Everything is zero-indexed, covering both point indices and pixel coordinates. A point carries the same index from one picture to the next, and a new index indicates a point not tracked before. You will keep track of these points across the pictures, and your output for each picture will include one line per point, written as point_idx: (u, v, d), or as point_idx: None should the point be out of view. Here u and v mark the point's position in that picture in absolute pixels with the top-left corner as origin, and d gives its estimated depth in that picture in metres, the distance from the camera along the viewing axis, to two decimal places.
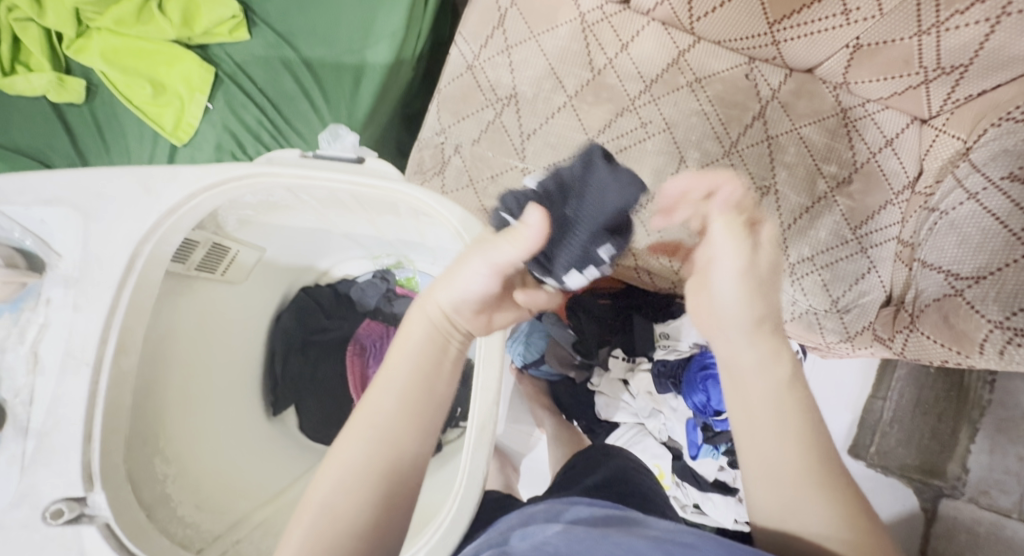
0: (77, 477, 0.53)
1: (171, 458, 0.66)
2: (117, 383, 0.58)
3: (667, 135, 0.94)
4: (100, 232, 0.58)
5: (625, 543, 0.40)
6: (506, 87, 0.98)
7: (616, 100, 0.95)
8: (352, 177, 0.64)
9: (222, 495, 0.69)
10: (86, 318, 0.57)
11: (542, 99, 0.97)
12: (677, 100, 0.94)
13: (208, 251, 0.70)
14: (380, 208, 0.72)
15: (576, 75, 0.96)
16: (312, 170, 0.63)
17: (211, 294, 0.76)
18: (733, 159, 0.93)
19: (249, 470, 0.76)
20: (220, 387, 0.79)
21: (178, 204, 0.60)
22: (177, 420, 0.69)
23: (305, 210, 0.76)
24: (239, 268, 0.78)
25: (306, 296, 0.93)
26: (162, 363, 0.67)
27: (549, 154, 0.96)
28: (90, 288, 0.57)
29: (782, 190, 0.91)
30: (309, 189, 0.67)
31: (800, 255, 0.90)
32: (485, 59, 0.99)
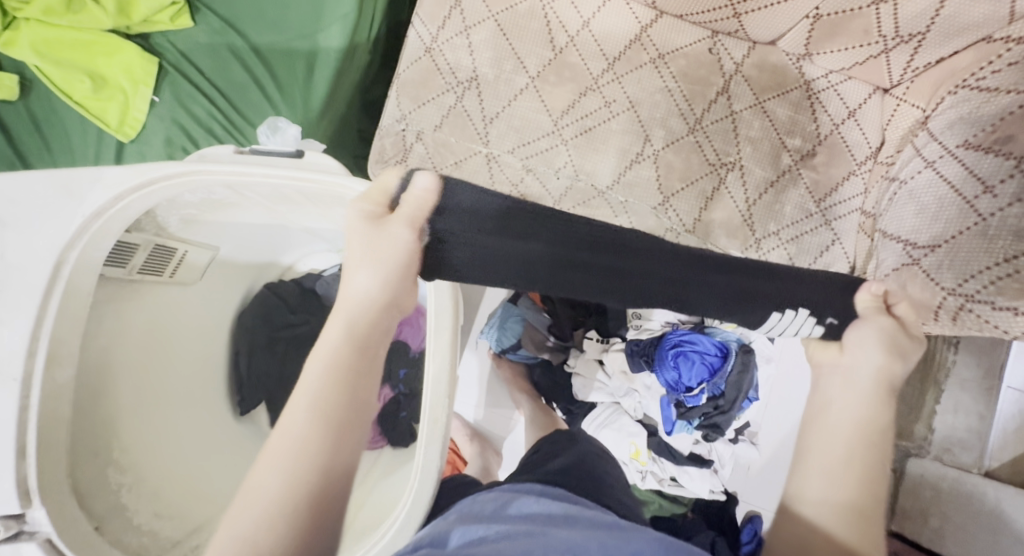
0: (13, 495, 0.52)
1: (124, 463, 0.66)
2: (52, 397, 0.56)
3: (631, 113, 0.93)
4: (10, 236, 0.56)
5: (557, 540, 0.42)
6: (466, 70, 0.95)
7: (579, 79, 0.93)
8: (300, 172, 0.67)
9: (181, 499, 0.71)
10: (9, 332, 0.54)
11: (504, 81, 0.95)
12: (641, 77, 0.93)
13: (151, 254, 0.68)
14: (328, 204, 0.75)
15: (538, 55, 0.94)
16: (248, 166, 0.65)
17: (161, 297, 0.74)
18: (698, 136, 0.92)
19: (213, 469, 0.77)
20: (179, 387, 0.78)
21: (104, 207, 0.58)
22: (129, 424, 0.69)
23: (254, 208, 0.75)
24: (190, 269, 0.76)
25: (266, 293, 0.91)
26: (111, 368, 0.67)
27: (513, 138, 0.95)
28: (10, 299, 0.55)
29: (747, 166, 0.91)
30: (254, 188, 0.68)
31: (765, 231, 0.91)
32: (444, 40, 0.96)
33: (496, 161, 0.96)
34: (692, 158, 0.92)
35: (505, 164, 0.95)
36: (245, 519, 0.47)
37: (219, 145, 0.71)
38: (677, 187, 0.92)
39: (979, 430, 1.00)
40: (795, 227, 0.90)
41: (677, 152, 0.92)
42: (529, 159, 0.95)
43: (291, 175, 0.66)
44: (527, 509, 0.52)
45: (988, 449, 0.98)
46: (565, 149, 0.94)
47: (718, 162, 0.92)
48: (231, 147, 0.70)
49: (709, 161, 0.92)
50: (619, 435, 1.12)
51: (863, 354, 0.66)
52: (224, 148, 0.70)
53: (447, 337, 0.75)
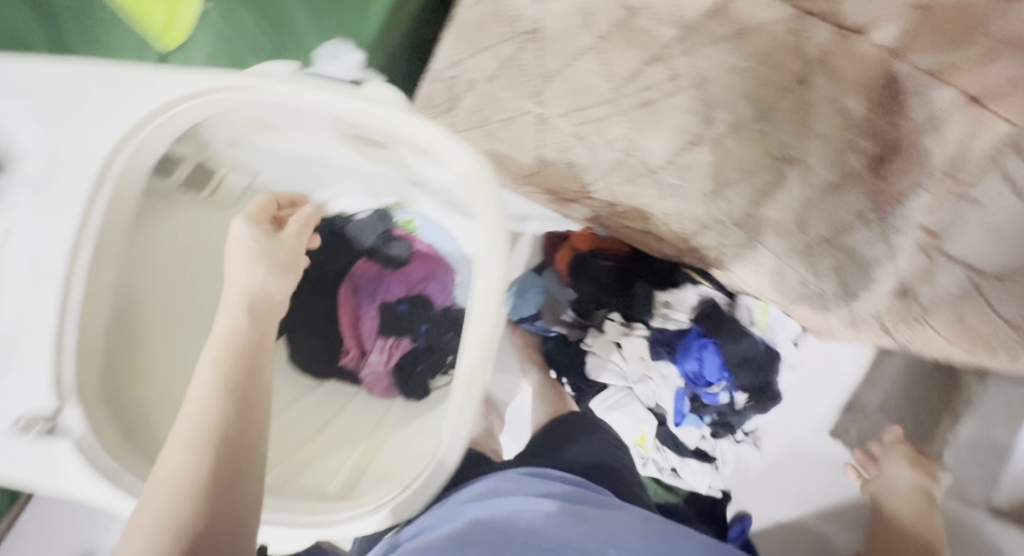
0: (48, 392, 0.55)
1: (143, 367, 0.69)
2: (94, 298, 0.60)
3: (698, 91, 0.85)
4: (67, 153, 0.59)
5: (614, 537, 0.62)
6: (528, 21, 0.89)
7: (648, 45, 0.85)
8: (356, 102, 0.64)
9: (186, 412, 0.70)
10: (55, 234, 0.57)
11: (567, 37, 0.87)
12: (713, 53, 0.83)
13: (192, 168, 0.73)
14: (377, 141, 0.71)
15: (608, 12, 0.85)
16: (299, 90, 0.64)
17: (196, 216, 0.77)
18: (763, 126, 0.85)
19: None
20: (203, 300, 0.78)
21: (154, 113, 0.61)
22: (143, 332, 0.70)
23: (300, 137, 0.75)
24: (230, 191, 0.80)
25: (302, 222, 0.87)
26: (140, 270, 0.69)
27: (568, 100, 0.90)
28: (58, 204, 0.58)
29: (810, 162, 0.83)
30: (306, 114, 0.67)
31: (818, 234, 0.89)
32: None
33: (547, 124, 0.92)
34: (752, 147, 0.86)
35: (554, 129, 0.91)
36: (160, 497, 0.47)
37: (278, 62, 0.69)
38: (733, 176, 0.88)
39: (990, 463, 1.00)
40: (847, 234, 0.86)
41: (738, 140, 0.86)
42: (582, 126, 0.90)
43: (344, 101, 0.64)
44: (554, 488, 0.72)
45: (1001, 486, 0.99)
46: (620, 120, 0.89)
47: (780, 156, 0.84)
48: (290, 67, 0.68)
49: (772, 155, 0.85)
50: (628, 420, 1.09)
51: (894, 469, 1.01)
52: (285, 66, 0.69)
53: (494, 298, 0.64)
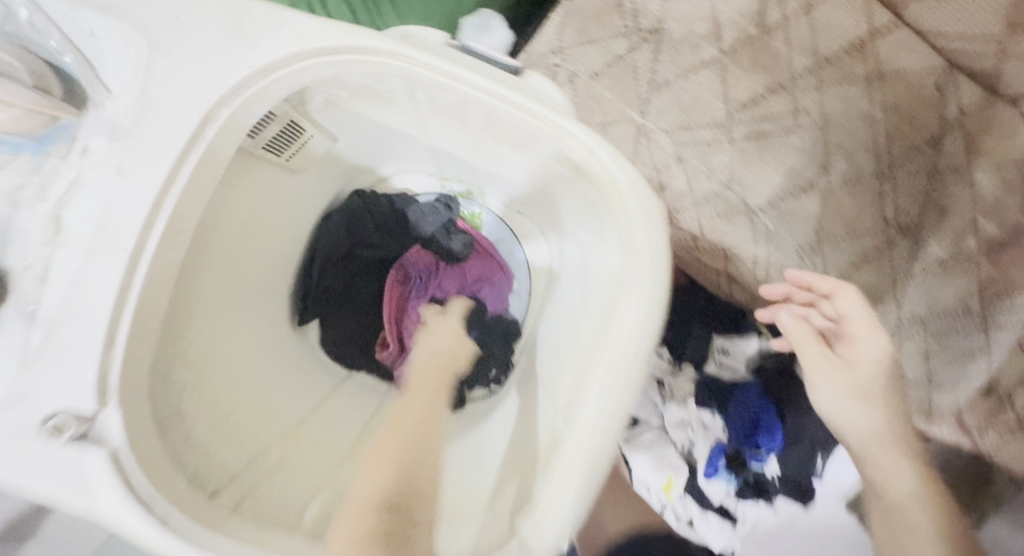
0: (91, 386, 0.35)
1: (184, 390, 0.45)
2: (160, 279, 0.39)
3: (819, 132, 0.78)
4: (170, 78, 0.40)
5: None
6: (651, 18, 0.79)
7: (775, 72, 0.78)
8: (510, 91, 0.44)
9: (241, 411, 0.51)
10: (134, 188, 0.38)
11: (689, 45, 0.78)
12: (847, 94, 0.78)
13: (282, 131, 0.50)
14: (518, 121, 0.46)
15: (738, 26, 0.77)
16: (461, 71, 0.44)
17: (269, 182, 0.54)
18: (883, 183, 0.79)
19: (277, 397, 0.57)
20: (274, 280, 0.62)
21: (274, 65, 0.42)
22: (213, 310, 0.50)
23: (406, 110, 0.54)
24: (309, 158, 0.57)
25: (362, 198, 0.72)
26: (227, 240, 0.51)
27: (675, 115, 0.79)
28: (150, 148, 0.39)
29: (924, 238, 0.80)
30: (428, 94, 0.48)
31: (912, 312, 0.80)
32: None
33: (647, 137, 0.79)
34: (866, 206, 0.79)
35: (655, 144, 0.79)
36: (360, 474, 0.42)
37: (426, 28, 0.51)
38: (837, 233, 0.80)
39: None
40: (945, 317, 0.79)
41: (852, 194, 0.79)
42: (684, 147, 0.79)
43: (501, 92, 0.44)
44: None
45: None
46: (728, 147, 0.79)
47: (893, 222, 0.79)
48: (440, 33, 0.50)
49: (883, 218, 0.79)
50: (655, 462, 0.93)
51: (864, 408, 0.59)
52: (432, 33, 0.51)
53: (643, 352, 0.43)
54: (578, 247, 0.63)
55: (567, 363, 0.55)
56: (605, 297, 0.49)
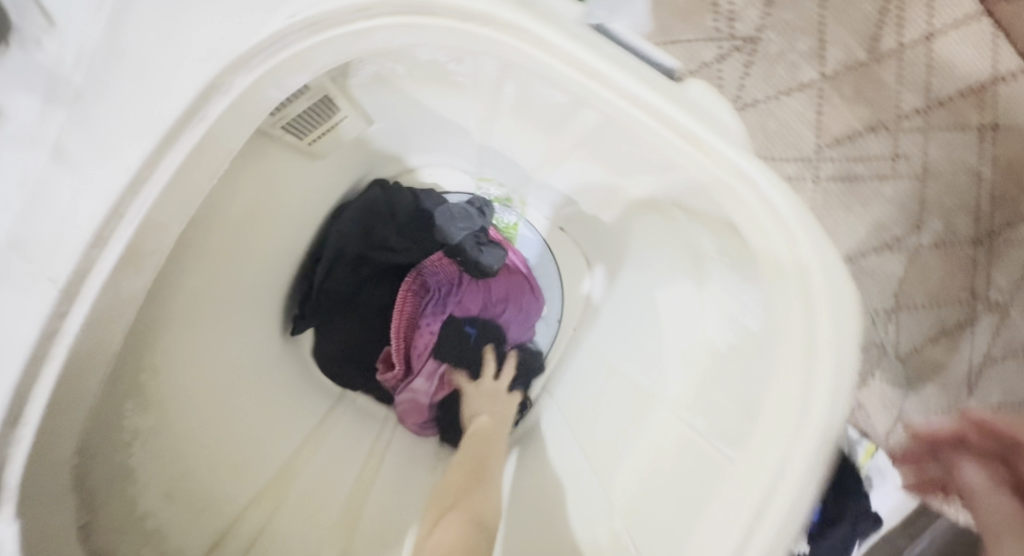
0: None
1: (140, 440, 0.34)
2: (107, 315, 0.27)
3: (915, 184, 0.68)
4: (159, 22, 0.26)
5: None
6: (748, 23, 0.66)
7: (879, 108, 0.67)
8: (666, 103, 0.31)
9: (207, 463, 0.40)
10: (89, 190, 0.26)
11: (787, 62, 0.66)
12: (954, 144, 0.67)
13: (313, 110, 0.38)
14: (659, 143, 0.32)
15: (845, 48, 0.66)
16: (596, 56, 0.30)
17: (282, 173, 0.42)
18: (979, 252, 0.69)
19: (261, 438, 0.46)
20: (270, 285, 0.49)
21: (332, 16, 0.28)
22: (195, 334, 0.39)
23: (476, 98, 0.41)
24: (335, 144, 0.45)
25: (387, 188, 0.58)
26: (226, 240, 0.40)
27: (756, 141, 0.67)
28: (116, 128, 0.26)
29: (1012, 316, 0.69)
30: (530, 82, 0.35)
31: (984, 399, 0.68)
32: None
33: None
34: (955, 275, 0.69)
35: None
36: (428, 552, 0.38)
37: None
38: (917, 300, 0.69)
39: None
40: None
41: (942, 259, 0.69)
42: None
43: (652, 101, 0.31)
44: None
45: None
46: (812, 187, 0.68)
47: (981, 296, 0.69)
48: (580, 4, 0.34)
49: (971, 290, 0.69)
50: None
51: None
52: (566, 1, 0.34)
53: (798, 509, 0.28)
54: (643, 290, 0.52)
55: (630, 446, 0.44)
56: (710, 380, 0.39)
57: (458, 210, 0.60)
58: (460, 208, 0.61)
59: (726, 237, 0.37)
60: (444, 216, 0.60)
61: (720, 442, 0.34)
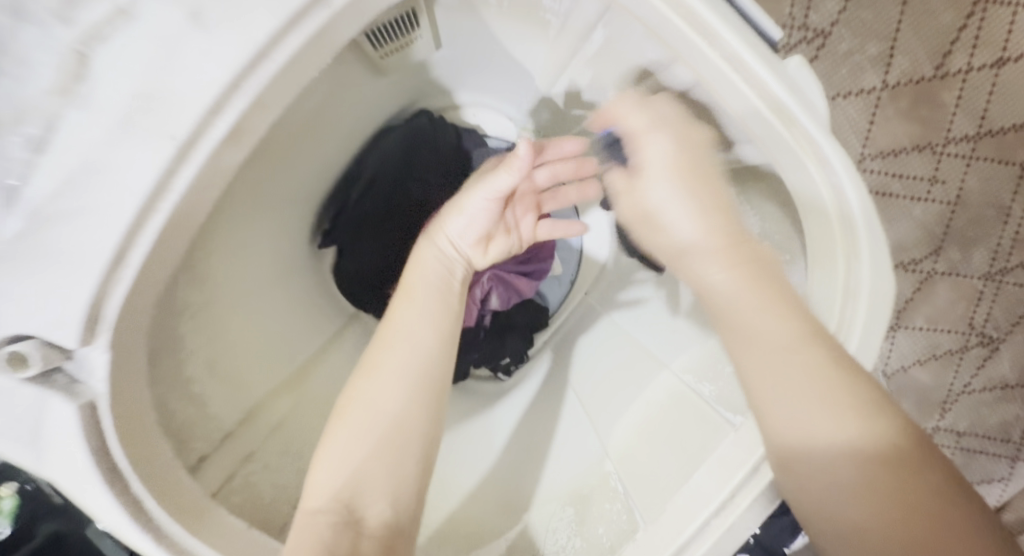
0: (76, 318, 0.24)
1: (197, 311, 0.36)
2: (200, 193, 0.25)
3: (946, 210, 0.69)
4: None
5: None
6: (824, 16, 0.64)
7: (930, 127, 0.66)
8: (767, 70, 0.31)
9: (240, 347, 0.41)
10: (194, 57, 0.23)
11: (852, 64, 0.65)
12: (993, 176, 0.67)
13: (393, 22, 0.37)
14: (741, 107, 0.33)
15: (915, 60, 0.64)
16: (707, 13, 0.31)
17: (348, 80, 0.41)
18: (987, 287, 0.71)
19: (284, 334, 0.48)
20: (312, 190, 0.50)
21: None
22: (245, 223, 0.40)
23: (562, 39, 0.42)
24: (401, 62, 0.44)
25: (433, 118, 0.57)
26: (287, 137, 0.39)
27: None
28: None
29: (1000, 353, 0.73)
30: (629, 30, 0.35)
31: (953, 424, 0.76)
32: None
33: None
34: (958, 305, 0.72)
35: None
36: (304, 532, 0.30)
37: None
38: (916, 324, 0.73)
39: None
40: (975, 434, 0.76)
41: (950, 288, 0.71)
42: None
43: (758, 67, 0.31)
44: None
45: None
46: None
47: (977, 329, 0.72)
48: None
49: (969, 322, 0.72)
50: None
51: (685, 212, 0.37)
52: None
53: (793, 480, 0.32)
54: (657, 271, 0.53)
55: (632, 403, 0.47)
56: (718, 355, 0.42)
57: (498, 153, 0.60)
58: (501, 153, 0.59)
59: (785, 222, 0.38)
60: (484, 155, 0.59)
61: (724, 409, 0.38)
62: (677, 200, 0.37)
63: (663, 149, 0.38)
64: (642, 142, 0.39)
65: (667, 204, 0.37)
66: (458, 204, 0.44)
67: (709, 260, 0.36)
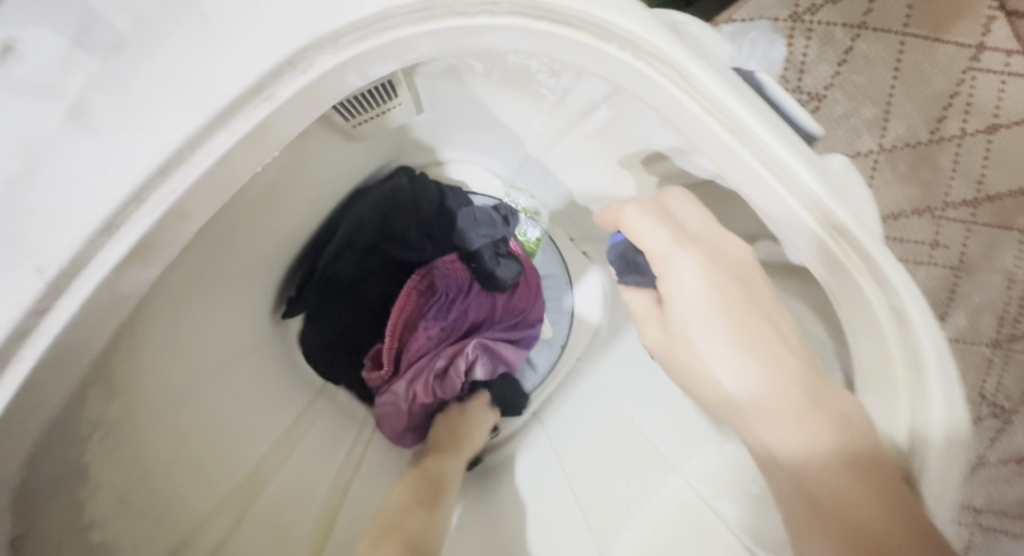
0: None
1: (118, 432, 0.31)
2: (98, 312, 0.22)
3: (950, 275, 0.66)
4: None
5: None
6: (818, 79, 0.63)
7: (930, 190, 0.64)
8: (811, 177, 0.26)
9: (173, 464, 0.35)
10: (105, 157, 0.20)
11: (848, 126, 0.63)
12: (993, 242, 0.65)
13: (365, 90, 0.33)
14: (776, 211, 0.28)
15: (909, 123, 0.63)
16: (737, 108, 0.26)
17: (315, 150, 0.37)
18: (996, 355, 0.68)
19: (230, 437, 0.41)
20: (270, 260, 0.44)
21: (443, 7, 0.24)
22: (179, 322, 0.34)
23: (563, 113, 0.39)
24: (379, 128, 0.40)
25: (413, 178, 0.52)
26: (241, 216, 0.35)
27: None
28: (159, 94, 0.21)
29: (1014, 425, 0.70)
30: (637, 112, 0.32)
31: (969, 500, 0.72)
32: (824, 26, 0.62)
33: None
34: (967, 374, 0.68)
35: None
36: None
37: (706, 34, 0.30)
38: None
39: None
40: (992, 509, 0.72)
41: (959, 356, 0.68)
42: None
43: (798, 170, 0.26)
44: None
45: None
46: None
47: (989, 399, 0.69)
48: (722, 47, 0.31)
49: (979, 392, 0.69)
50: None
51: (712, 348, 0.29)
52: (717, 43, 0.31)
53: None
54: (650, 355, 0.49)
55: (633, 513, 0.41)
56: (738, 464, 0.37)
57: (486, 213, 0.55)
58: (489, 214, 0.55)
59: (821, 320, 0.32)
60: (469, 217, 0.55)
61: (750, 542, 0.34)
62: (715, 338, 0.29)
63: (675, 246, 0.30)
64: (664, 268, 0.30)
65: (711, 354, 0.29)
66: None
67: (767, 423, 0.27)
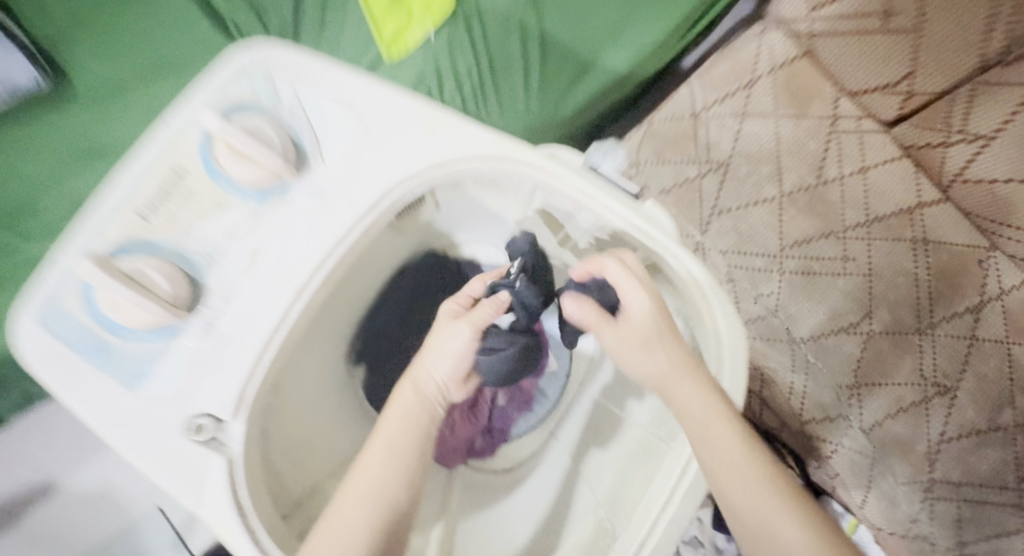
0: (232, 398, 0.41)
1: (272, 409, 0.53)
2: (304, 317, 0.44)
3: (864, 280, 0.82)
4: (362, 166, 0.45)
5: None
6: (722, 152, 0.89)
7: (829, 219, 0.84)
8: (630, 213, 0.46)
9: (299, 442, 0.57)
10: (314, 239, 0.43)
11: (752, 182, 0.87)
12: (893, 250, 0.82)
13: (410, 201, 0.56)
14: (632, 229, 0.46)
15: (798, 173, 0.86)
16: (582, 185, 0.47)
17: (379, 241, 0.61)
18: (923, 341, 0.80)
19: (331, 433, 0.63)
20: (344, 319, 0.65)
21: (449, 161, 0.46)
22: (295, 350, 0.58)
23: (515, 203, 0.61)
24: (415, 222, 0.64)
25: (438, 258, 0.72)
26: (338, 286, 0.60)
27: (731, 240, 0.87)
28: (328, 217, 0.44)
29: (959, 400, 0.78)
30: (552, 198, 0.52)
31: (944, 475, 0.78)
32: (717, 119, 0.90)
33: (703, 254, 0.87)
34: (904, 359, 0.80)
35: (710, 261, 0.87)
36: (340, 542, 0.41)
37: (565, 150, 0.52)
38: (875, 380, 0.80)
39: None
40: (972, 484, 0.78)
41: (894, 345, 0.81)
42: (735, 269, 0.86)
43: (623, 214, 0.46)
44: None
45: None
46: (778, 279, 0.84)
47: (930, 379, 0.79)
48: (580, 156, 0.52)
49: (921, 374, 0.80)
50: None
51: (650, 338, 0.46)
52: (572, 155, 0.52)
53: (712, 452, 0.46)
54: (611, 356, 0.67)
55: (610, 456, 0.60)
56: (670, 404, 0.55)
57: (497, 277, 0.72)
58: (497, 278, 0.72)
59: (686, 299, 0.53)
60: None
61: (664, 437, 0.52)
62: (651, 329, 0.46)
63: (624, 277, 0.47)
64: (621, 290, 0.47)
65: (650, 339, 0.46)
66: (440, 345, 0.50)
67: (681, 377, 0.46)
